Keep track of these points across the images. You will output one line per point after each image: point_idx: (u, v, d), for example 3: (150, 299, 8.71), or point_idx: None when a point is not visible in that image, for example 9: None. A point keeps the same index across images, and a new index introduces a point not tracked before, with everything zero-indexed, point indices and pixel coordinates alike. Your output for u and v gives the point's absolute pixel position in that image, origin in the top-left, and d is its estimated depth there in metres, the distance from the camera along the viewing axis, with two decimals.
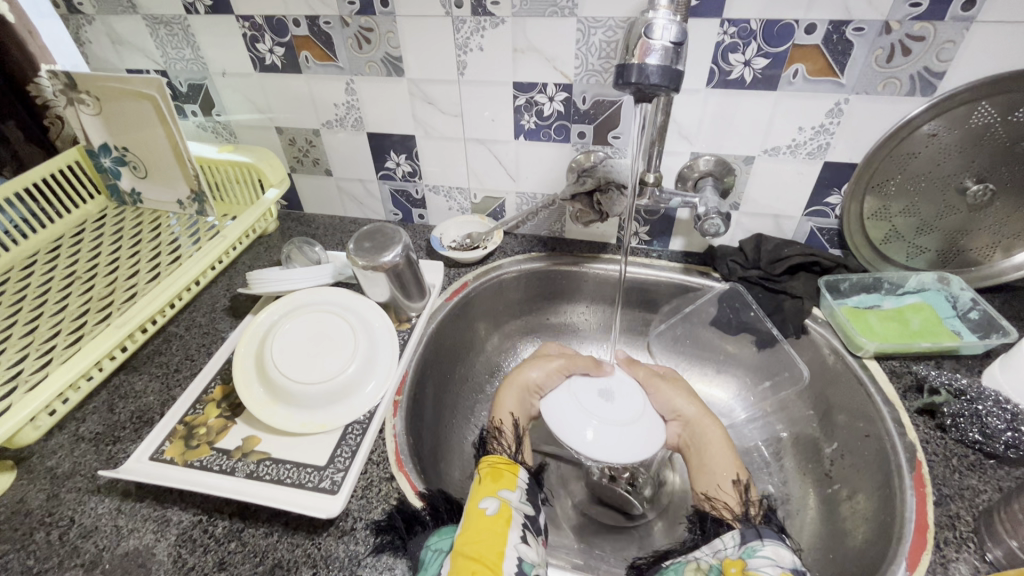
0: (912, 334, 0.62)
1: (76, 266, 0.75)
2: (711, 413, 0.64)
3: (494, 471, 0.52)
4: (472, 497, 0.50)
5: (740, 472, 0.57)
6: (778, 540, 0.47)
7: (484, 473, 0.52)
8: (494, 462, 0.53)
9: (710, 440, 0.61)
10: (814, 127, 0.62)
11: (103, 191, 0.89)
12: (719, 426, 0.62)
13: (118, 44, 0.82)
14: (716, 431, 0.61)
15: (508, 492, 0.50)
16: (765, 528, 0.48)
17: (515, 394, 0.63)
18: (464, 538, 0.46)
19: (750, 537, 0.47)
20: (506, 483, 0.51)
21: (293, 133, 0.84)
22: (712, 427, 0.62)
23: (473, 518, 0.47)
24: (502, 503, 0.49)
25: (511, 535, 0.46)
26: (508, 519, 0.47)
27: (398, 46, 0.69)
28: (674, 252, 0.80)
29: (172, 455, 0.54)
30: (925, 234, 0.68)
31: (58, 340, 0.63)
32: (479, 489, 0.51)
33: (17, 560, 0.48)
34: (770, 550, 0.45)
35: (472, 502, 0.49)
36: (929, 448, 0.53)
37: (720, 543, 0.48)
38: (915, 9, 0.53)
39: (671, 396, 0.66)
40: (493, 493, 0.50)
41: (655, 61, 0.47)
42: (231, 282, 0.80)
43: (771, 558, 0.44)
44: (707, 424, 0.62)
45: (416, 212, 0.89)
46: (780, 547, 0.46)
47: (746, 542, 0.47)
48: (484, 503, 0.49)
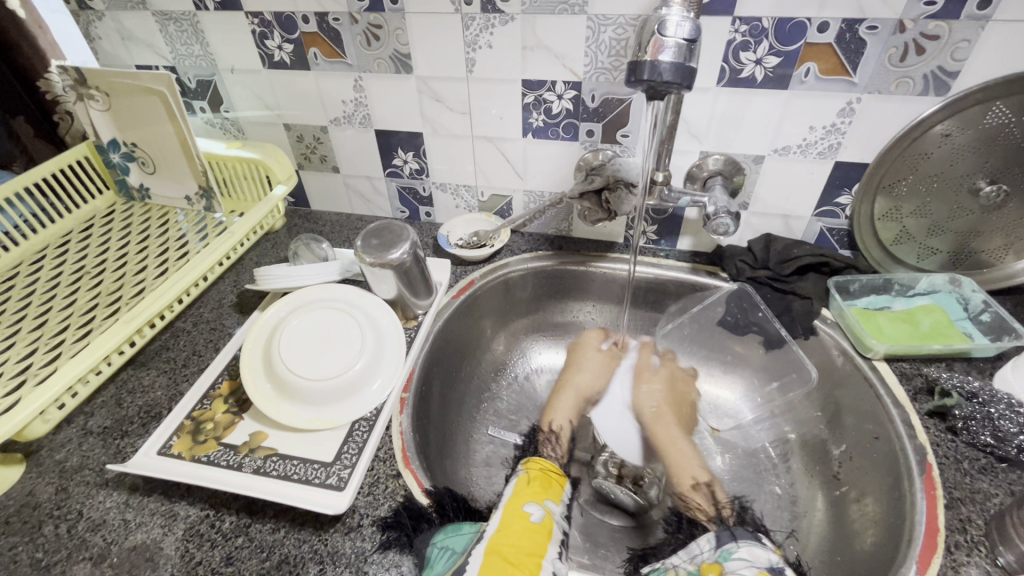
0: (922, 336, 0.62)
1: (84, 261, 0.75)
2: (668, 414, 0.67)
3: (545, 479, 0.55)
4: (519, 495, 0.52)
5: (702, 469, 0.63)
6: (753, 541, 0.48)
7: (534, 478, 0.54)
8: (545, 469, 0.56)
9: (665, 444, 0.65)
10: (826, 127, 0.62)
11: (112, 187, 0.89)
12: (682, 434, 0.66)
13: (127, 40, 0.82)
14: (672, 432, 0.65)
15: (552, 503, 0.52)
16: (740, 530, 0.49)
17: (572, 404, 0.69)
18: (505, 534, 0.47)
19: (726, 540, 0.48)
20: (553, 495, 0.53)
21: (301, 129, 0.84)
22: (674, 433, 0.66)
23: (518, 518, 0.48)
24: (546, 513, 0.50)
25: (550, 549, 0.47)
26: (549, 530, 0.49)
27: (407, 43, 0.69)
28: (682, 252, 0.79)
29: (179, 450, 0.54)
30: (936, 235, 0.67)
31: (67, 334, 0.63)
32: (528, 492, 0.52)
33: (26, 553, 0.48)
34: (744, 552, 0.46)
35: (518, 502, 0.51)
36: (940, 451, 0.53)
37: (696, 548, 0.49)
38: (930, 7, 0.52)
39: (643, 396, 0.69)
40: (539, 500, 0.52)
41: (667, 58, 0.47)
42: (238, 279, 0.80)
43: (747, 559, 0.45)
44: (664, 428, 0.66)
45: (423, 210, 0.89)
46: (755, 548, 0.46)
47: (722, 544, 0.48)
48: (529, 508, 0.50)
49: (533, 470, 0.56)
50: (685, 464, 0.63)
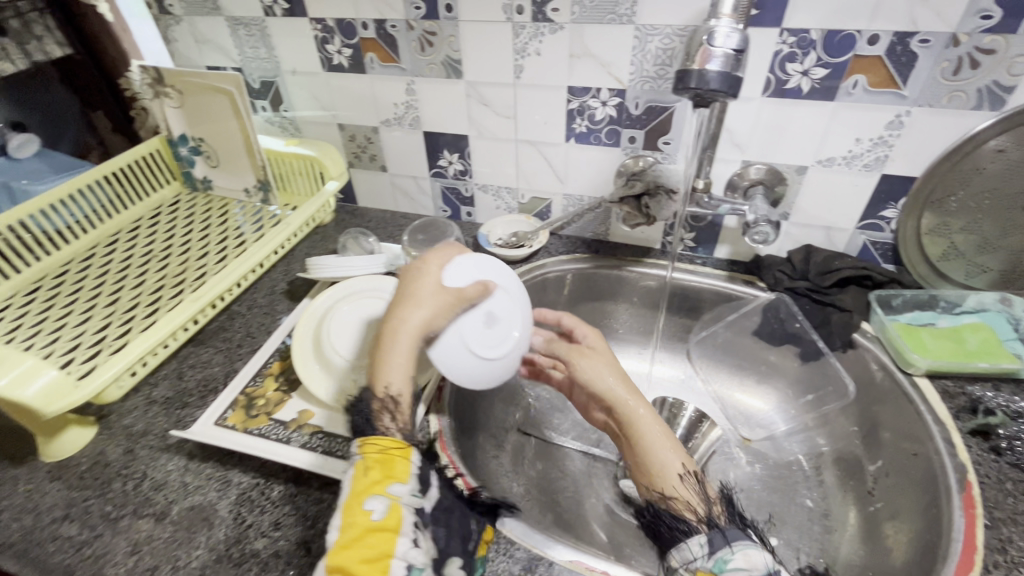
0: (967, 353, 0.61)
1: (153, 246, 0.82)
2: (637, 391, 0.56)
3: (386, 461, 0.44)
4: (356, 490, 0.42)
5: (683, 454, 0.52)
6: (747, 541, 0.44)
7: (371, 462, 0.44)
8: (383, 445, 0.45)
9: (641, 426, 0.53)
10: (872, 139, 0.62)
11: (178, 178, 0.96)
12: (647, 403, 0.55)
13: (201, 43, 0.89)
14: (645, 406, 0.55)
15: (397, 486, 0.42)
16: (731, 529, 0.45)
17: None
18: (345, 545, 0.39)
19: (719, 545, 0.43)
20: (399, 475, 0.43)
21: (354, 130, 0.88)
22: (638, 405, 0.55)
23: (355, 523, 0.40)
24: (391, 504, 0.41)
25: (398, 546, 0.40)
26: (396, 523, 0.41)
27: (458, 50, 0.73)
28: (719, 260, 0.79)
29: (234, 421, 0.58)
30: (986, 253, 0.65)
31: (137, 311, 0.69)
32: (363, 484, 0.42)
33: (97, 506, 0.53)
34: (739, 556, 0.42)
35: (356, 501, 0.42)
36: (982, 471, 0.51)
37: (688, 552, 0.44)
38: (986, 21, 0.52)
39: (596, 376, 0.58)
40: (382, 490, 0.42)
41: (716, 67, 0.49)
42: (289, 268, 0.84)
43: (745, 568, 0.41)
44: (638, 402, 0.55)
45: (464, 210, 0.92)
46: (750, 551, 0.42)
47: (715, 550, 0.43)
48: (369, 506, 0.41)
49: (371, 454, 0.44)
50: (661, 448, 0.52)
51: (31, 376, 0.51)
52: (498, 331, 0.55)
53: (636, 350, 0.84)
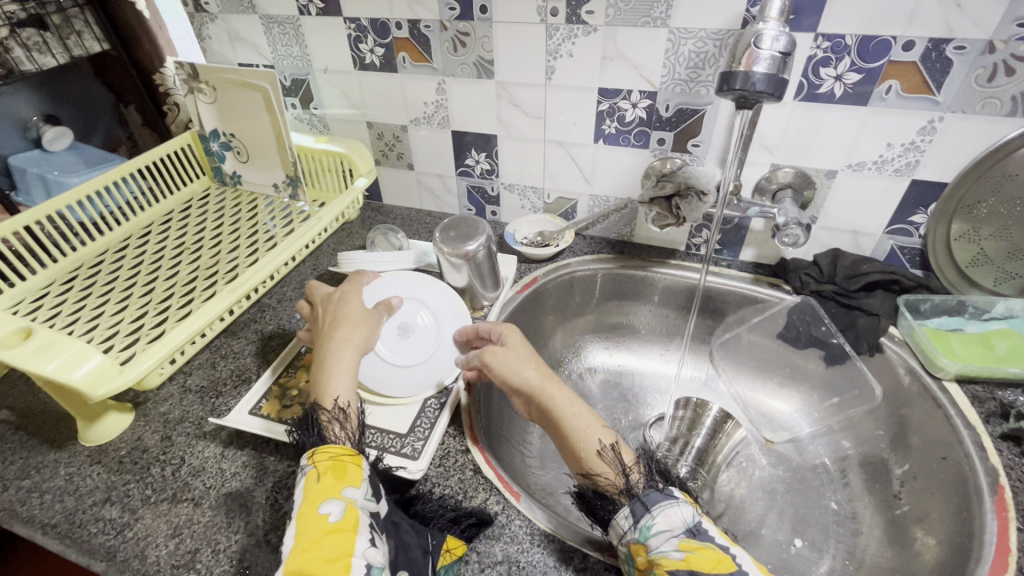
0: (997, 359, 0.61)
1: (185, 238, 0.83)
2: (554, 375, 0.55)
3: (338, 467, 0.45)
4: (310, 497, 0.43)
5: (603, 430, 0.51)
6: (665, 499, 0.43)
7: (325, 470, 0.45)
8: (336, 454, 0.46)
9: (560, 410, 0.52)
10: (904, 144, 0.62)
11: (207, 173, 0.97)
12: (566, 387, 0.53)
13: (234, 41, 0.90)
14: (561, 391, 0.53)
15: (351, 490, 0.44)
16: (648, 491, 0.45)
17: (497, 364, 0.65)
18: (303, 547, 0.40)
19: (642, 513, 0.43)
20: (353, 480, 0.45)
21: (382, 128, 0.90)
22: (556, 392, 0.53)
23: (311, 526, 0.41)
24: (347, 505, 0.43)
25: (358, 542, 0.40)
26: (354, 521, 0.42)
27: (491, 50, 0.74)
28: (744, 262, 0.80)
29: (269, 411, 0.59)
30: (1016, 260, 0.66)
31: (172, 301, 0.70)
32: (319, 491, 0.43)
33: (137, 490, 0.54)
34: (660, 519, 0.42)
35: (310, 506, 0.42)
36: (1013, 475, 0.52)
37: (617, 526, 0.44)
38: (1023, 29, 0.52)
39: (510, 369, 0.55)
40: (337, 493, 0.43)
41: (761, 69, 0.49)
42: (317, 263, 0.86)
43: (667, 530, 0.41)
44: (556, 387, 0.53)
45: (489, 209, 0.93)
46: (668, 508, 0.42)
47: (638, 520, 0.43)
48: (325, 509, 0.42)
49: (322, 461, 0.45)
50: (581, 428, 0.50)
51: (78, 361, 0.52)
52: (414, 339, 0.63)
53: (658, 351, 0.85)
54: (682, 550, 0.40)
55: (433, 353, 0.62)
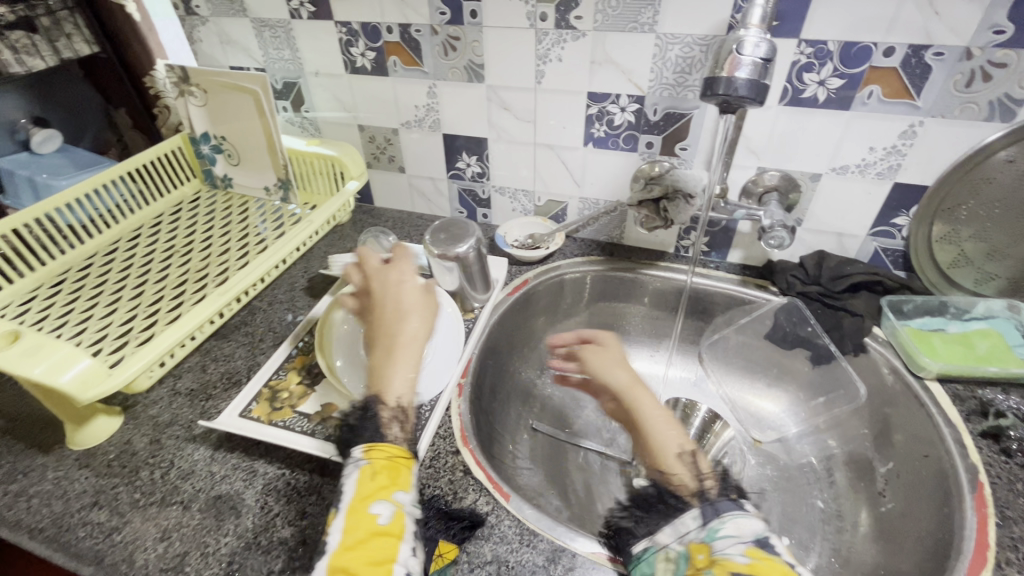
0: (977, 358, 0.62)
1: (175, 241, 0.83)
2: (644, 382, 0.54)
3: (392, 468, 0.45)
4: (363, 492, 0.43)
5: (680, 434, 0.48)
6: (738, 511, 0.41)
7: (381, 469, 0.45)
8: (393, 457, 0.46)
9: (642, 412, 0.51)
10: (886, 148, 0.63)
11: (198, 176, 0.97)
12: (652, 393, 0.52)
13: (225, 44, 0.90)
14: (649, 397, 0.52)
15: (404, 495, 0.44)
16: (722, 501, 0.42)
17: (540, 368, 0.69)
18: (350, 543, 0.41)
19: (711, 515, 0.41)
20: (404, 484, 0.45)
21: (374, 131, 0.90)
22: (643, 395, 0.52)
23: (358, 523, 0.42)
24: (396, 509, 0.43)
25: (401, 550, 0.41)
26: (400, 528, 0.42)
27: (481, 54, 0.74)
28: (732, 264, 0.81)
29: (259, 413, 0.59)
30: (996, 261, 0.67)
31: (162, 304, 0.70)
32: (373, 487, 0.44)
33: (126, 493, 0.54)
34: (730, 527, 0.39)
35: (363, 501, 0.43)
36: (992, 472, 0.53)
37: (682, 525, 0.42)
38: (998, 36, 0.53)
39: (607, 372, 0.56)
40: (389, 495, 0.44)
41: (743, 75, 0.50)
42: (308, 265, 0.86)
43: (734, 535, 0.39)
44: (642, 388, 0.53)
45: (480, 211, 0.94)
46: (742, 520, 0.40)
47: (707, 522, 0.41)
48: (376, 509, 0.43)
49: (377, 459, 0.46)
50: (660, 430, 0.48)
51: (66, 364, 0.52)
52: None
53: (648, 352, 0.86)
54: (747, 557, 0.37)
55: (429, 362, 0.61)
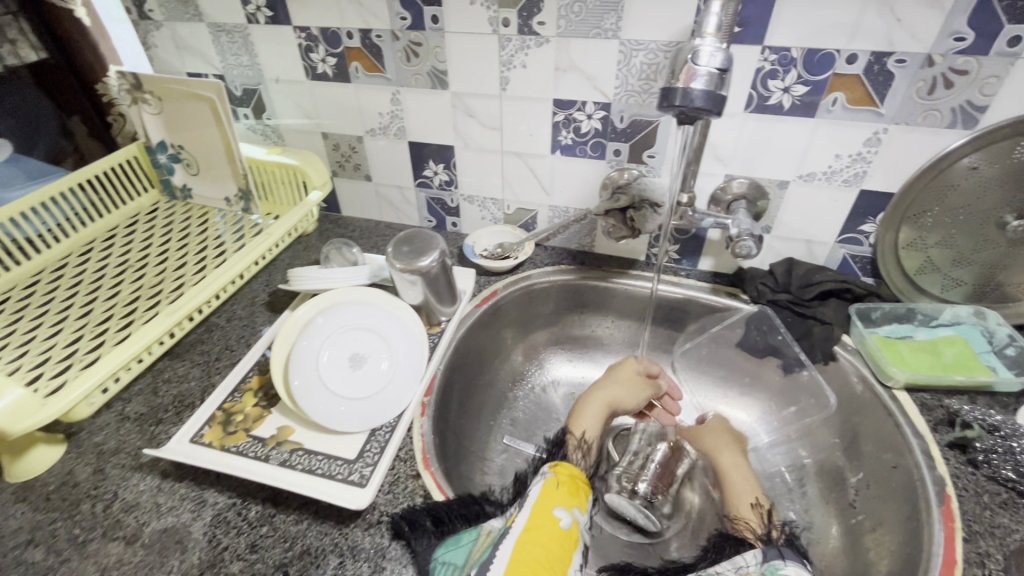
0: (944, 366, 0.62)
1: (129, 256, 0.79)
2: (730, 444, 0.68)
3: (573, 485, 0.53)
4: (548, 499, 0.50)
5: (756, 489, 0.62)
6: (799, 562, 0.48)
7: (565, 482, 0.53)
8: (572, 475, 0.54)
9: (724, 467, 0.65)
10: (851, 155, 0.63)
11: (156, 186, 0.93)
12: (734, 451, 0.67)
13: (181, 49, 0.87)
14: (732, 456, 0.66)
15: (580, 512, 0.51)
16: (784, 549, 0.49)
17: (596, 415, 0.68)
18: (530, 537, 0.46)
19: (773, 555, 0.48)
20: (581, 503, 0.52)
21: (338, 139, 0.87)
22: (726, 451, 0.67)
23: (549, 524, 0.47)
24: (574, 521, 0.49)
25: (573, 560, 0.46)
26: (575, 540, 0.48)
27: (444, 60, 0.72)
28: (703, 272, 0.80)
29: (210, 439, 0.56)
30: (961, 267, 0.67)
31: (111, 323, 0.66)
32: (557, 496, 0.51)
33: (64, 529, 0.51)
34: (792, 570, 0.46)
35: (546, 506, 0.49)
36: (959, 483, 0.52)
37: (741, 560, 0.49)
38: (959, 43, 0.53)
39: (591, 420, 0.68)
40: (568, 506, 0.50)
41: (699, 86, 0.49)
42: (270, 279, 0.83)
43: None
44: (725, 448, 0.67)
45: (449, 220, 0.92)
46: (802, 569, 0.47)
47: (768, 560, 0.48)
48: (559, 513, 0.49)
49: (563, 474, 0.54)
50: (739, 482, 0.63)
51: None
52: (370, 369, 0.59)
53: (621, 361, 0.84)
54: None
55: (383, 392, 0.59)
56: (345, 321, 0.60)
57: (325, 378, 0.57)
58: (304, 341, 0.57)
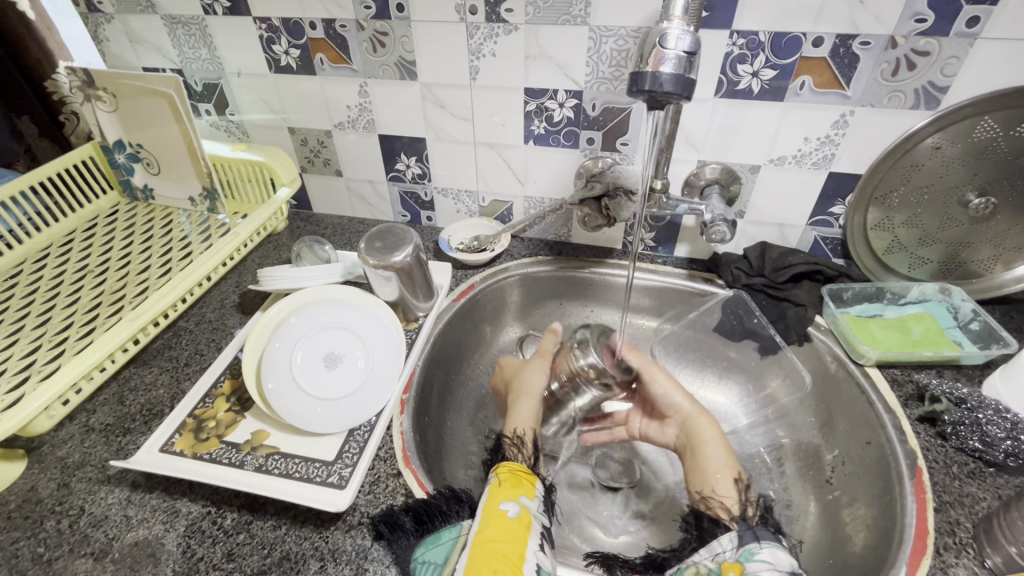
0: (913, 343, 0.63)
1: (88, 260, 0.76)
2: (704, 411, 0.68)
3: (515, 477, 0.52)
4: (493, 499, 0.49)
5: (735, 466, 0.61)
6: (775, 542, 0.48)
7: (505, 478, 0.52)
8: (514, 470, 0.53)
9: (706, 439, 0.64)
10: (820, 138, 0.64)
11: (115, 187, 0.89)
12: (714, 424, 0.66)
13: (135, 43, 0.83)
14: (712, 429, 0.65)
15: (527, 499, 0.50)
16: (761, 530, 0.50)
17: (527, 404, 0.66)
18: (481, 538, 0.45)
19: (748, 539, 0.48)
20: (526, 491, 0.51)
21: (306, 133, 0.85)
22: (707, 423, 0.66)
23: (496, 520, 0.47)
24: (522, 508, 0.48)
25: (530, 542, 0.45)
26: (528, 525, 0.47)
27: (412, 50, 0.71)
28: (679, 258, 0.81)
29: (182, 447, 0.54)
30: (927, 246, 0.69)
31: (70, 331, 0.63)
32: (500, 492, 0.50)
33: (27, 548, 0.48)
34: (767, 553, 0.47)
35: (492, 505, 0.49)
36: (929, 456, 0.54)
37: (717, 545, 0.50)
38: (920, 25, 0.54)
39: (511, 420, 0.64)
40: (513, 497, 0.49)
41: (668, 69, 0.49)
42: (240, 279, 0.81)
43: (769, 562, 0.46)
44: (703, 422, 0.66)
45: (424, 214, 0.90)
46: (778, 551, 0.47)
47: (743, 544, 0.48)
48: (505, 506, 0.48)
49: (503, 472, 0.52)
50: (718, 456, 0.62)
51: None
52: (345, 368, 0.57)
53: None
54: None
55: (358, 393, 0.57)
56: (320, 320, 0.59)
57: (300, 379, 0.55)
58: (276, 343, 0.56)
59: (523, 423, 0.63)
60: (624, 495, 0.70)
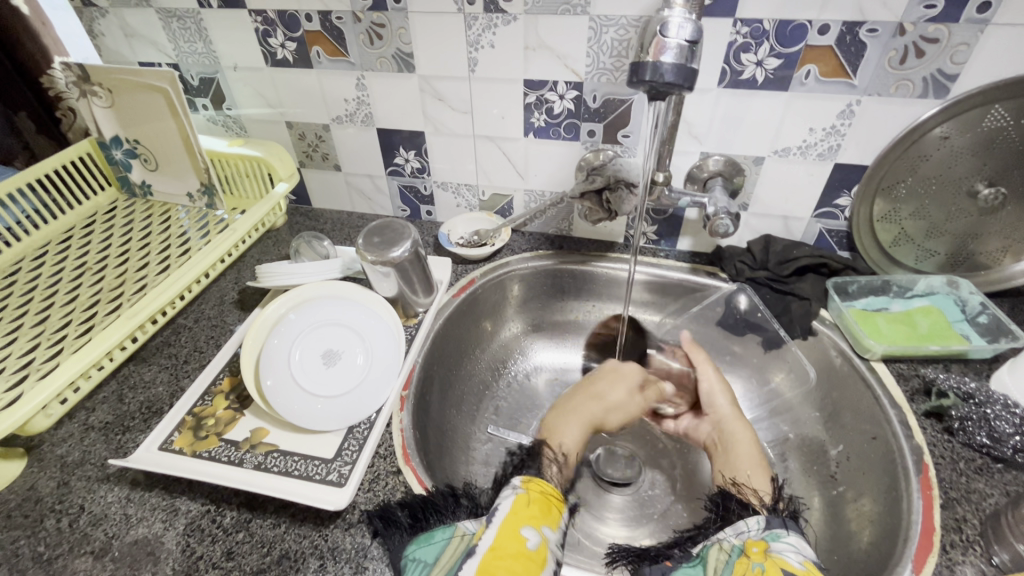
0: (920, 337, 0.62)
1: (86, 257, 0.75)
2: (740, 416, 0.67)
3: (546, 502, 0.50)
4: (515, 518, 0.47)
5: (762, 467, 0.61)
6: (800, 532, 0.49)
7: (535, 500, 0.49)
8: (544, 492, 0.51)
9: (738, 440, 0.64)
10: (826, 129, 0.62)
11: (114, 183, 0.89)
12: (749, 427, 0.65)
13: (130, 37, 0.82)
14: (745, 431, 0.65)
15: (550, 529, 0.48)
16: (789, 519, 0.50)
17: (579, 424, 0.63)
18: (490, 562, 0.43)
19: (775, 524, 0.49)
20: (552, 521, 0.48)
21: (303, 128, 0.84)
22: (742, 426, 0.65)
23: (511, 546, 0.45)
24: (543, 540, 0.46)
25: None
26: (543, 560, 0.45)
27: (409, 42, 0.69)
28: (682, 252, 0.80)
29: (181, 445, 0.54)
30: (934, 238, 0.68)
31: (69, 330, 0.63)
32: (525, 514, 0.48)
33: (28, 547, 0.48)
34: (792, 539, 0.48)
35: (512, 525, 0.47)
36: (936, 451, 0.53)
37: (743, 525, 0.50)
38: (929, 11, 0.52)
39: (554, 430, 0.62)
40: (537, 524, 0.47)
41: (670, 59, 0.48)
42: (240, 275, 0.80)
43: (794, 545, 0.47)
44: (737, 426, 0.65)
45: (424, 209, 0.90)
46: (803, 541, 0.48)
47: (770, 527, 0.49)
48: (526, 533, 0.46)
49: (534, 491, 0.50)
50: (749, 457, 0.61)
51: None
52: (345, 365, 0.57)
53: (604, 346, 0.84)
54: (804, 564, 0.45)
55: (357, 391, 0.56)
56: (319, 317, 0.59)
57: (299, 377, 0.55)
58: (275, 339, 0.56)
59: (569, 440, 0.61)
60: (627, 491, 0.69)
